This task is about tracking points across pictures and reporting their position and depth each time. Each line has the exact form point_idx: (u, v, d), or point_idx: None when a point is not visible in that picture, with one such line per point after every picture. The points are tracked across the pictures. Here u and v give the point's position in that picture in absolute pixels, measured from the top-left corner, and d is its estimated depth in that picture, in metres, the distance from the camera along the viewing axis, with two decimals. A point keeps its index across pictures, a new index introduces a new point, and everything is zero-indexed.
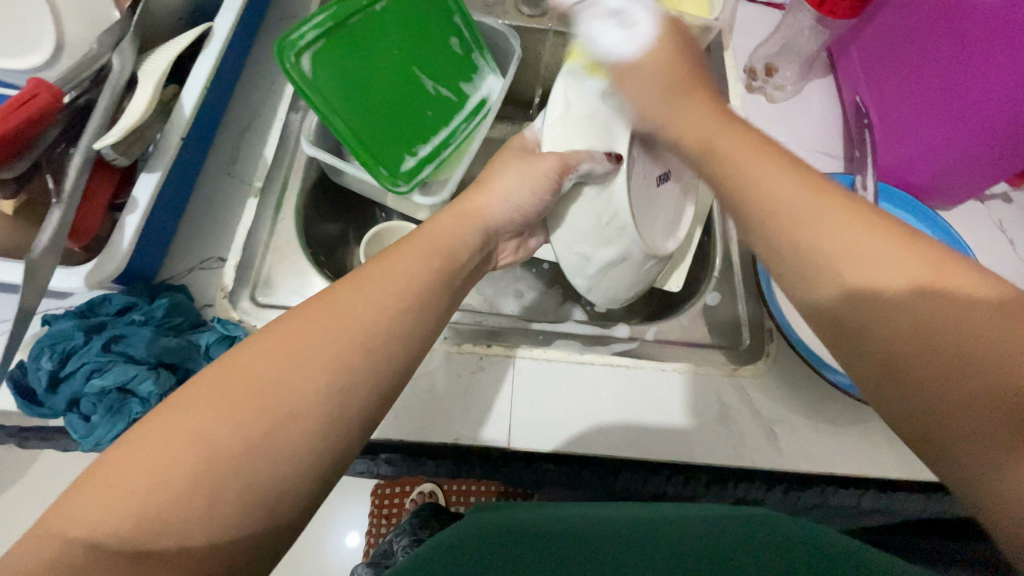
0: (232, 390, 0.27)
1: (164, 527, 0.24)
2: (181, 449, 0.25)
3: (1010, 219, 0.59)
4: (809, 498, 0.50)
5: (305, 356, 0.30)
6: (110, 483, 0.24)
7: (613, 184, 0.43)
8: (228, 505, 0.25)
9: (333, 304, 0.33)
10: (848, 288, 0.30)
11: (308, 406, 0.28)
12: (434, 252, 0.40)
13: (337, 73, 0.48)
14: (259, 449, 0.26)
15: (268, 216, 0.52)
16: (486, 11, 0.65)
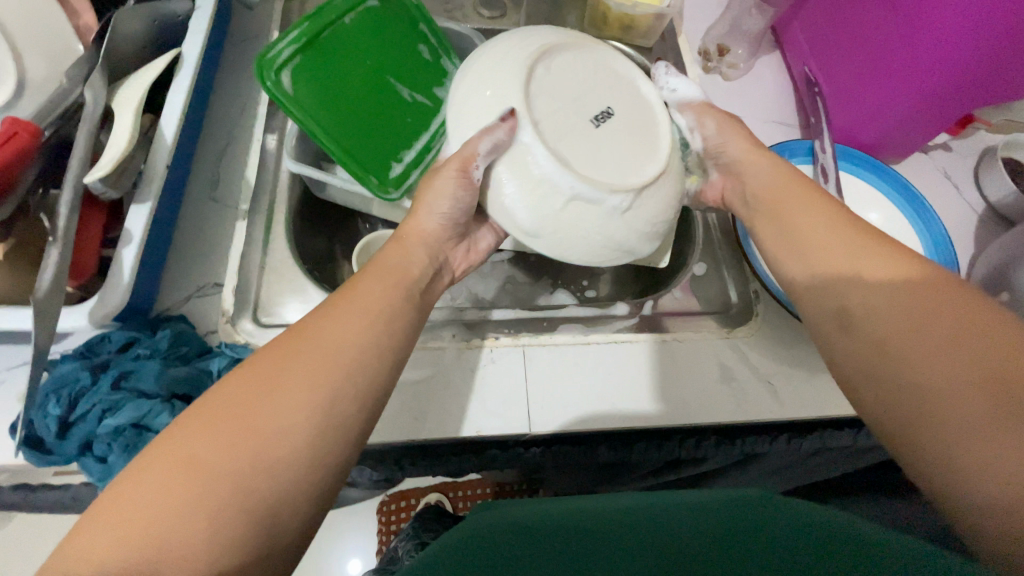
0: (225, 414, 0.30)
1: (192, 533, 0.26)
2: (181, 475, 0.27)
3: (954, 166, 0.64)
4: (810, 444, 0.54)
5: (287, 380, 0.31)
6: (128, 500, 0.26)
7: (519, 144, 0.41)
8: (248, 507, 0.28)
9: (297, 333, 0.34)
10: (838, 285, 0.40)
11: (304, 417, 0.31)
12: (397, 281, 0.40)
13: (318, 87, 0.49)
14: (255, 465, 0.28)
15: (259, 237, 0.52)
16: (447, 17, 0.66)
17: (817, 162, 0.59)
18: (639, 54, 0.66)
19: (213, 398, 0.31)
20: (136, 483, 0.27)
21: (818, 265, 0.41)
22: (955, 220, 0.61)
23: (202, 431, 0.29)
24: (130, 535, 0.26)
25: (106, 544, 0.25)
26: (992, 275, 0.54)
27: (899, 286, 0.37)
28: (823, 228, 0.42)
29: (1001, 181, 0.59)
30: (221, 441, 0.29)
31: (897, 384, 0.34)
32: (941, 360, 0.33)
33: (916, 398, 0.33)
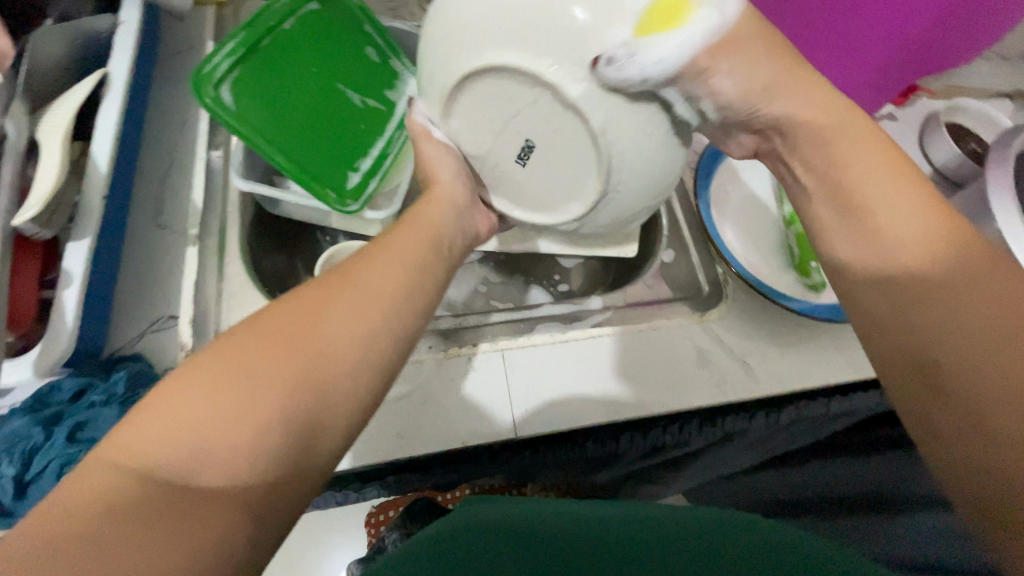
0: (285, 332, 0.29)
1: (230, 449, 0.25)
2: (237, 382, 0.26)
3: (899, 134, 0.66)
4: (787, 416, 0.55)
5: (330, 316, 0.30)
6: (176, 402, 0.25)
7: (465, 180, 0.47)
8: (291, 433, 0.27)
9: (346, 276, 0.33)
10: (936, 328, 0.30)
11: (351, 349, 0.30)
12: (431, 238, 0.39)
13: (261, 100, 0.46)
14: (304, 384, 0.28)
15: (213, 262, 0.49)
16: (391, 16, 0.64)
17: None
18: None
19: (271, 315, 0.30)
20: (181, 389, 0.26)
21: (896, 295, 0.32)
22: None
23: (259, 343, 0.28)
24: (177, 439, 0.25)
25: (150, 447, 0.24)
26: None
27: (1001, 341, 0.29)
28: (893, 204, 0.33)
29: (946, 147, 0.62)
30: (274, 357, 0.28)
31: (970, 451, 0.29)
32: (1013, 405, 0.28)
33: (993, 478, 0.28)
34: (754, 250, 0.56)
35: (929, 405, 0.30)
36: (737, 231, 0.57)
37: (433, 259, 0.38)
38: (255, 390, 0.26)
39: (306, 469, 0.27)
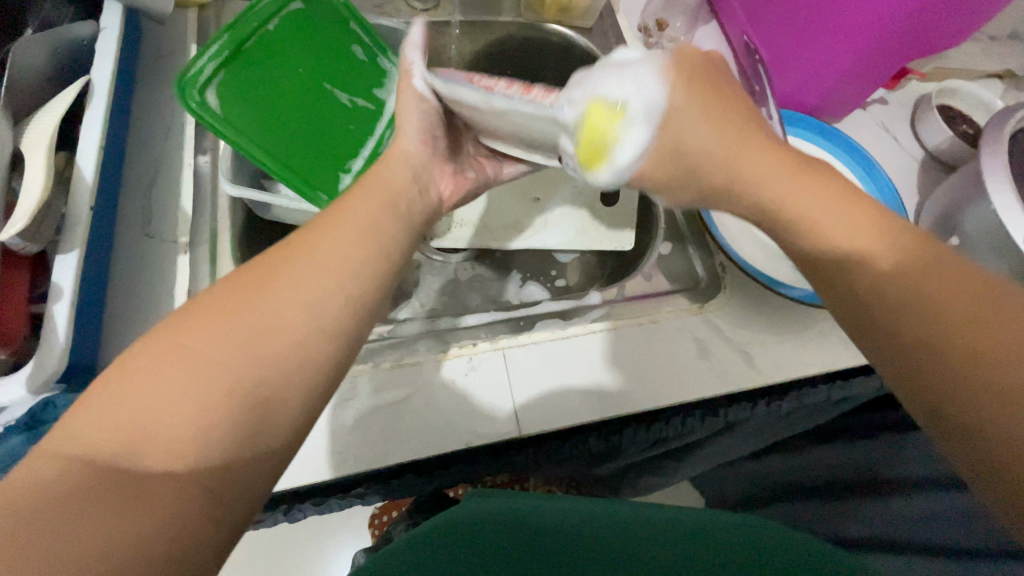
0: (224, 311, 0.28)
1: (170, 438, 0.25)
2: (175, 363, 0.26)
3: (891, 118, 0.66)
4: (789, 404, 0.55)
5: (272, 290, 0.29)
6: (116, 386, 0.25)
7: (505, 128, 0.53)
8: (235, 410, 0.26)
9: (291, 247, 0.32)
10: (884, 294, 0.30)
11: (297, 318, 0.29)
12: (386, 199, 0.37)
13: (248, 102, 0.45)
14: (244, 362, 0.27)
15: (205, 269, 0.48)
16: (377, 13, 0.63)
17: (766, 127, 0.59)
18: (581, 39, 0.65)
19: (217, 291, 0.30)
20: (123, 372, 0.26)
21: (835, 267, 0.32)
22: (899, 170, 0.63)
23: (200, 321, 0.28)
24: (116, 421, 0.25)
25: (91, 431, 0.24)
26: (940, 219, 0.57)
27: (942, 301, 0.29)
28: (824, 207, 0.32)
29: (938, 129, 0.62)
30: (215, 334, 0.27)
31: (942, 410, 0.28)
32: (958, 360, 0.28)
33: (968, 438, 0.27)
34: (750, 239, 0.56)
35: (885, 360, 0.31)
36: (733, 221, 0.57)
37: (395, 221, 0.36)
38: (195, 370, 0.26)
39: (260, 446, 0.27)
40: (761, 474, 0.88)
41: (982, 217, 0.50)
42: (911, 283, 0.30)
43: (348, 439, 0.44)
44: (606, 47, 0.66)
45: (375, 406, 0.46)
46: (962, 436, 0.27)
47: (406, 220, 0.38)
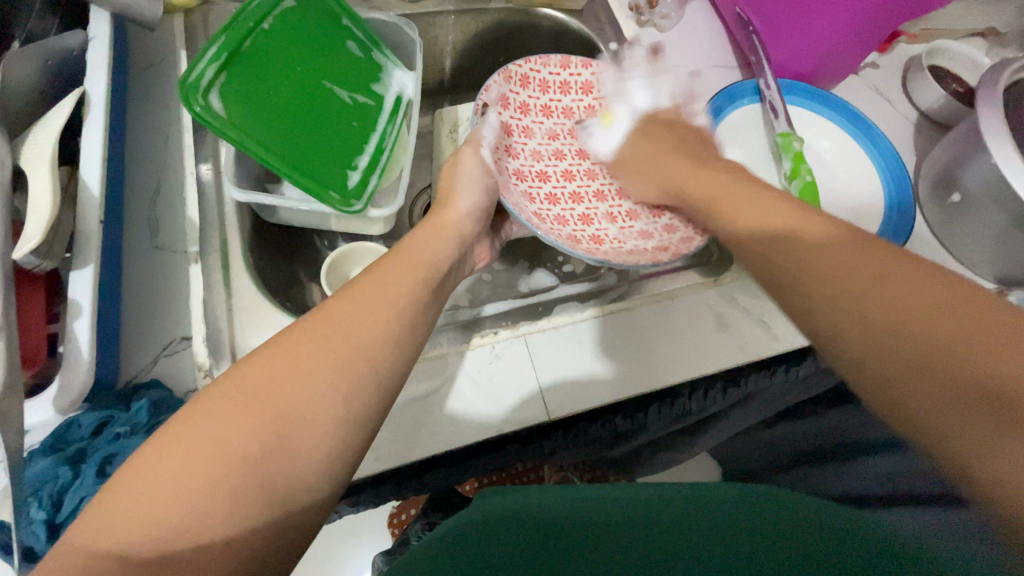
0: (261, 395, 0.30)
1: (212, 511, 0.26)
2: (206, 450, 0.27)
3: (883, 82, 0.67)
4: (806, 370, 0.56)
5: (313, 367, 0.31)
6: (152, 476, 0.26)
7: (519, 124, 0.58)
8: (267, 460, 0.28)
9: (323, 316, 0.34)
10: (818, 279, 0.35)
11: (330, 405, 0.31)
12: (410, 270, 0.41)
13: (250, 104, 0.44)
14: (277, 454, 0.28)
15: (218, 278, 0.47)
16: (367, 8, 0.62)
17: (765, 99, 0.60)
18: (575, 22, 0.66)
19: (247, 374, 0.31)
20: (160, 454, 0.27)
21: (777, 266, 0.37)
22: (896, 133, 0.64)
23: (233, 410, 0.29)
24: (152, 510, 0.26)
25: (123, 523, 0.25)
26: (940, 177, 0.58)
27: (872, 279, 0.33)
28: (759, 212, 0.40)
29: (931, 89, 0.63)
30: (245, 424, 0.28)
31: (878, 376, 0.31)
32: (891, 331, 0.31)
33: (906, 403, 0.29)
34: None
35: (830, 341, 0.34)
36: None
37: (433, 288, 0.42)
38: (228, 447, 0.28)
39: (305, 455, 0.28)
40: (776, 442, 0.89)
41: (981, 170, 0.51)
42: (836, 270, 0.34)
43: (379, 438, 0.44)
44: (599, 27, 0.66)
45: (404, 402, 0.46)
46: (903, 400, 0.29)
47: (439, 286, 0.43)
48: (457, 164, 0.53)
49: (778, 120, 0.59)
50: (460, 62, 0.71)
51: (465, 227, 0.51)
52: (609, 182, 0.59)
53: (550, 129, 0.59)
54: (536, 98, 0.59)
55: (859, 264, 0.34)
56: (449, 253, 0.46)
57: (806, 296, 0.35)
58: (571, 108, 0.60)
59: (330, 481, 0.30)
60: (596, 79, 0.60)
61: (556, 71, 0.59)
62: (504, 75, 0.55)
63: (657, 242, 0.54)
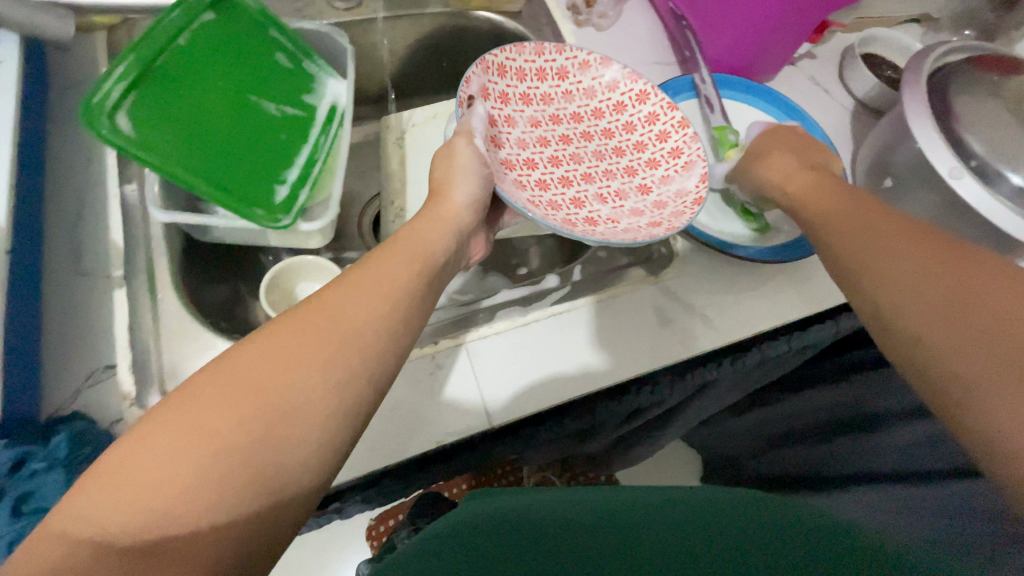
0: (256, 381, 0.29)
1: (196, 499, 0.25)
2: (198, 438, 0.27)
3: (820, 72, 0.68)
4: (752, 359, 0.57)
5: (307, 358, 0.30)
6: (131, 465, 0.25)
7: (504, 112, 0.55)
8: (252, 449, 0.27)
9: (317, 306, 0.33)
10: (886, 259, 0.39)
11: (322, 398, 0.30)
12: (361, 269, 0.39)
13: (164, 123, 0.43)
14: (266, 445, 0.28)
15: (145, 301, 0.46)
16: (299, 17, 0.60)
17: (700, 94, 0.61)
18: (511, 23, 0.65)
19: (237, 363, 0.30)
20: (134, 452, 0.26)
21: (841, 250, 0.43)
22: (835, 121, 0.65)
23: (226, 394, 0.28)
24: (132, 498, 0.25)
25: (111, 505, 0.25)
26: (874, 162, 0.59)
27: (928, 264, 0.37)
28: (836, 208, 0.46)
29: (866, 78, 0.64)
30: (240, 412, 0.28)
31: (921, 349, 0.35)
32: (938, 311, 0.35)
33: (940, 372, 0.33)
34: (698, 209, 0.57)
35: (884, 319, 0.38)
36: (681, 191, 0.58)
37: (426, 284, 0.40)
38: (216, 435, 0.27)
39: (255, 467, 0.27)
40: (763, 426, 0.92)
41: (911, 154, 0.53)
42: (894, 255, 0.39)
43: None
44: (538, 29, 0.66)
45: None
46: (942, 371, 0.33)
47: (434, 279, 0.42)
48: (452, 154, 0.49)
49: (715, 114, 0.60)
50: (402, 68, 0.70)
51: (463, 221, 0.49)
52: (595, 164, 0.57)
53: (533, 115, 0.57)
54: (515, 87, 0.56)
55: (918, 254, 0.38)
56: (446, 246, 0.45)
57: (864, 283, 0.40)
58: (549, 95, 0.58)
59: (283, 503, 0.28)
60: (573, 62, 0.57)
61: (532, 58, 0.56)
62: (482, 65, 0.52)
63: (650, 219, 0.52)
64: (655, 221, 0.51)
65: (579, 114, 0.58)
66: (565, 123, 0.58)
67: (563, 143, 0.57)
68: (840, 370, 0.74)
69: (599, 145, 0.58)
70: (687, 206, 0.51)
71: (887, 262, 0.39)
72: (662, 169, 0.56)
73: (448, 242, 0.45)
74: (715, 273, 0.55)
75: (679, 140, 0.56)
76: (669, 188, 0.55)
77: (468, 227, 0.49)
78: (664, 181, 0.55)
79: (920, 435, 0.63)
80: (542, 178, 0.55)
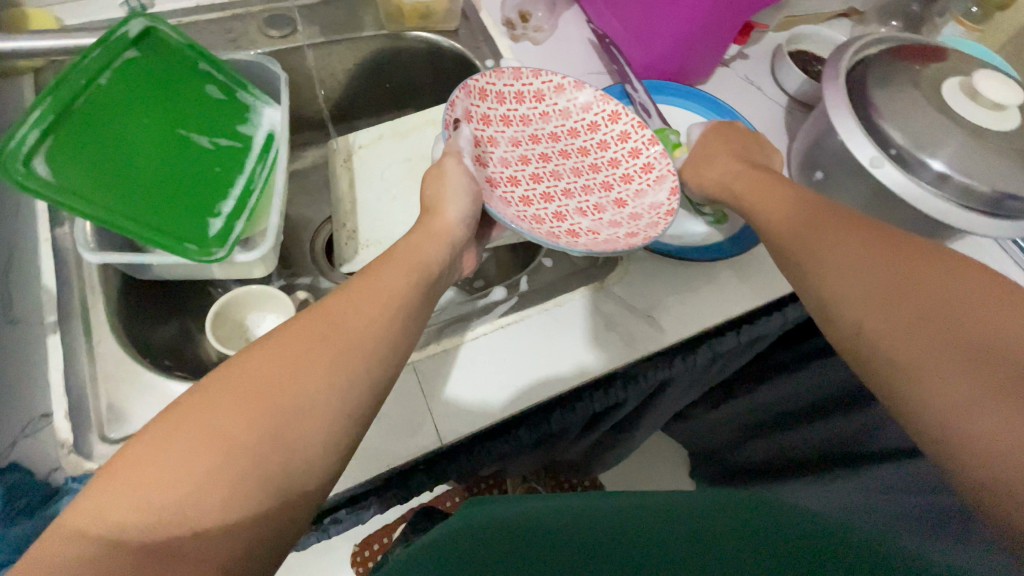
0: (267, 388, 0.29)
1: (206, 505, 0.25)
2: (208, 443, 0.27)
3: (753, 71, 0.70)
4: (703, 355, 0.58)
5: (312, 362, 0.31)
6: (148, 466, 0.26)
7: (488, 130, 0.56)
8: (257, 455, 0.27)
9: (321, 313, 0.34)
10: (837, 259, 0.40)
11: (323, 406, 0.30)
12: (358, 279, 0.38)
13: (86, 166, 0.43)
14: (273, 447, 0.28)
15: (82, 346, 0.45)
16: (232, 48, 0.60)
17: (635, 102, 0.61)
18: (446, 41, 0.66)
19: (248, 368, 0.30)
20: (147, 459, 0.26)
21: (795, 251, 0.43)
22: (769, 117, 0.67)
23: (236, 399, 0.28)
24: (145, 498, 0.25)
25: (127, 507, 0.24)
26: (806, 156, 0.60)
27: (880, 264, 0.38)
28: (776, 203, 0.47)
29: (795, 74, 0.66)
30: (249, 418, 0.28)
31: (879, 352, 0.35)
32: (895, 314, 0.35)
33: (900, 375, 0.34)
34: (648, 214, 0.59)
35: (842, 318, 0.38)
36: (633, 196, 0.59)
37: (422, 295, 0.40)
38: (230, 440, 0.27)
39: (232, 487, 0.26)
40: (733, 418, 0.93)
41: (837, 147, 0.54)
42: (847, 255, 0.39)
43: None
44: (475, 45, 0.66)
45: None
46: (901, 374, 0.34)
47: (434, 289, 0.42)
48: (442, 174, 0.49)
49: (652, 119, 0.61)
50: (344, 91, 0.71)
51: (458, 236, 0.48)
52: (574, 179, 0.57)
53: (514, 134, 0.57)
54: (495, 110, 0.56)
55: (867, 253, 0.39)
56: (440, 258, 0.45)
57: (818, 282, 0.40)
58: (528, 117, 0.58)
59: (253, 535, 0.27)
60: (548, 86, 0.58)
61: (511, 83, 0.56)
62: (465, 90, 0.52)
63: (627, 230, 0.52)
64: (632, 232, 0.52)
65: (556, 134, 0.58)
66: (544, 142, 0.58)
67: (548, 156, 0.58)
68: (796, 358, 0.76)
69: (577, 162, 0.58)
70: (660, 218, 0.52)
71: (837, 246, 0.40)
72: (637, 184, 0.56)
73: (441, 254, 0.45)
74: (658, 273, 0.56)
75: (651, 157, 0.56)
76: (643, 202, 0.55)
77: (461, 242, 0.48)
78: (638, 195, 0.56)
79: (880, 417, 0.64)
80: (526, 193, 0.56)
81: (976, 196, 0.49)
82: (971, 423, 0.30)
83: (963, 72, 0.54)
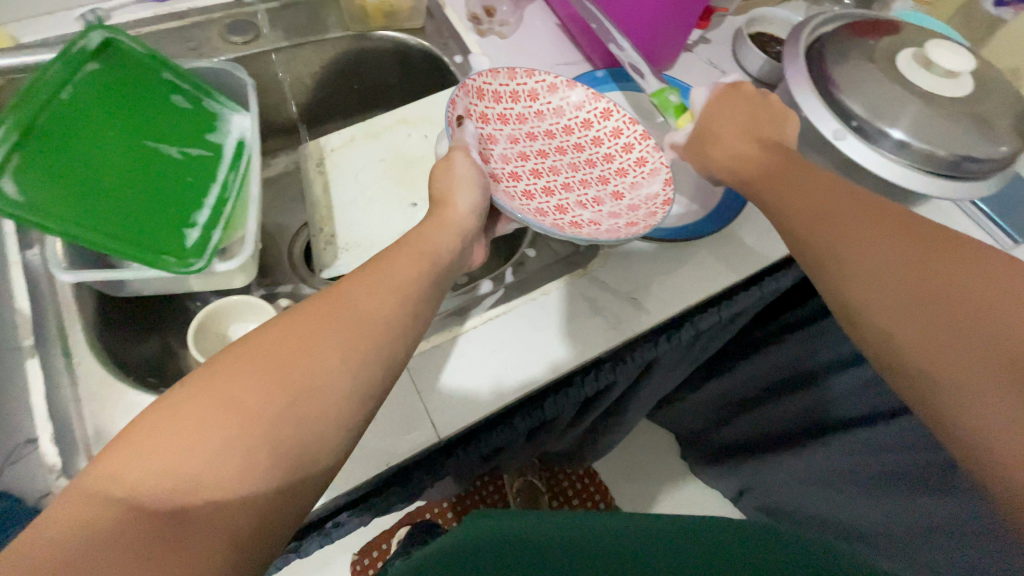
0: (284, 362, 0.29)
1: (217, 479, 0.25)
2: (218, 414, 0.27)
3: (716, 55, 0.72)
4: (687, 332, 0.59)
5: (324, 341, 0.31)
6: (157, 443, 0.25)
7: (488, 131, 0.56)
8: (269, 430, 0.27)
9: (334, 297, 0.34)
10: (861, 255, 0.39)
11: (334, 390, 0.30)
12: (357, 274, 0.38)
13: (56, 181, 0.42)
14: (284, 421, 0.28)
15: (62, 369, 0.44)
16: (195, 56, 0.59)
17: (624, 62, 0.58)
18: (415, 39, 0.66)
19: (258, 344, 0.30)
20: (152, 438, 0.26)
21: (814, 245, 0.42)
22: None
23: (246, 372, 0.28)
24: (155, 471, 0.25)
25: (135, 477, 0.25)
26: None
27: (906, 263, 0.38)
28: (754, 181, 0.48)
29: (756, 55, 0.68)
30: (262, 391, 0.28)
31: (901, 350, 0.36)
32: (921, 314, 0.36)
33: (924, 375, 0.34)
34: None
35: (863, 313, 0.38)
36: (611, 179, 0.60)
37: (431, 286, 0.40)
38: (242, 414, 0.27)
39: (241, 476, 0.26)
40: (719, 398, 0.95)
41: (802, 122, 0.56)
42: (870, 251, 0.39)
43: None
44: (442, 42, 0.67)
45: None
46: (925, 373, 0.34)
47: (445, 276, 0.41)
48: (451, 166, 0.49)
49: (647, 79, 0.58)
50: (313, 96, 0.70)
51: (470, 226, 0.48)
52: (572, 174, 0.58)
53: (512, 134, 0.58)
54: (492, 109, 0.57)
55: (891, 251, 0.38)
56: (447, 249, 0.44)
57: (839, 276, 0.40)
58: (525, 116, 0.58)
59: (258, 530, 0.27)
60: (542, 85, 0.58)
61: (505, 82, 0.57)
62: (463, 90, 0.53)
63: (627, 221, 0.53)
64: (632, 221, 0.53)
65: (552, 132, 0.59)
66: (541, 139, 0.59)
67: (547, 154, 0.59)
68: (777, 331, 0.78)
69: (573, 158, 0.59)
70: (657, 209, 0.53)
71: (864, 242, 0.40)
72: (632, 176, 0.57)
73: (454, 245, 0.45)
74: (639, 254, 0.57)
75: (644, 151, 0.57)
76: (638, 194, 0.56)
77: (474, 233, 0.48)
78: (633, 187, 0.56)
79: (859, 380, 0.67)
80: (525, 187, 0.56)
81: (936, 160, 0.51)
82: (994, 428, 0.31)
83: (914, 43, 0.57)
